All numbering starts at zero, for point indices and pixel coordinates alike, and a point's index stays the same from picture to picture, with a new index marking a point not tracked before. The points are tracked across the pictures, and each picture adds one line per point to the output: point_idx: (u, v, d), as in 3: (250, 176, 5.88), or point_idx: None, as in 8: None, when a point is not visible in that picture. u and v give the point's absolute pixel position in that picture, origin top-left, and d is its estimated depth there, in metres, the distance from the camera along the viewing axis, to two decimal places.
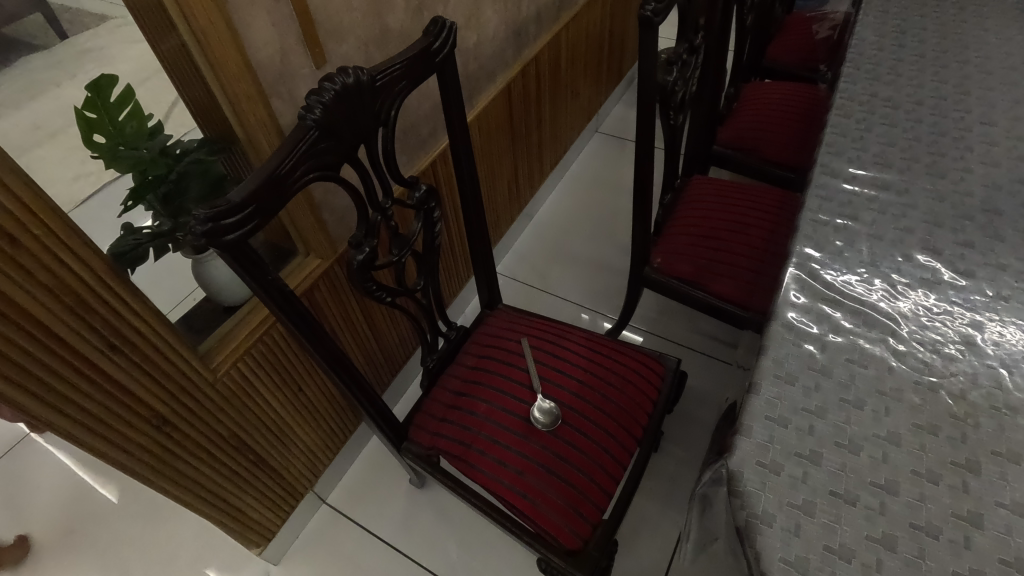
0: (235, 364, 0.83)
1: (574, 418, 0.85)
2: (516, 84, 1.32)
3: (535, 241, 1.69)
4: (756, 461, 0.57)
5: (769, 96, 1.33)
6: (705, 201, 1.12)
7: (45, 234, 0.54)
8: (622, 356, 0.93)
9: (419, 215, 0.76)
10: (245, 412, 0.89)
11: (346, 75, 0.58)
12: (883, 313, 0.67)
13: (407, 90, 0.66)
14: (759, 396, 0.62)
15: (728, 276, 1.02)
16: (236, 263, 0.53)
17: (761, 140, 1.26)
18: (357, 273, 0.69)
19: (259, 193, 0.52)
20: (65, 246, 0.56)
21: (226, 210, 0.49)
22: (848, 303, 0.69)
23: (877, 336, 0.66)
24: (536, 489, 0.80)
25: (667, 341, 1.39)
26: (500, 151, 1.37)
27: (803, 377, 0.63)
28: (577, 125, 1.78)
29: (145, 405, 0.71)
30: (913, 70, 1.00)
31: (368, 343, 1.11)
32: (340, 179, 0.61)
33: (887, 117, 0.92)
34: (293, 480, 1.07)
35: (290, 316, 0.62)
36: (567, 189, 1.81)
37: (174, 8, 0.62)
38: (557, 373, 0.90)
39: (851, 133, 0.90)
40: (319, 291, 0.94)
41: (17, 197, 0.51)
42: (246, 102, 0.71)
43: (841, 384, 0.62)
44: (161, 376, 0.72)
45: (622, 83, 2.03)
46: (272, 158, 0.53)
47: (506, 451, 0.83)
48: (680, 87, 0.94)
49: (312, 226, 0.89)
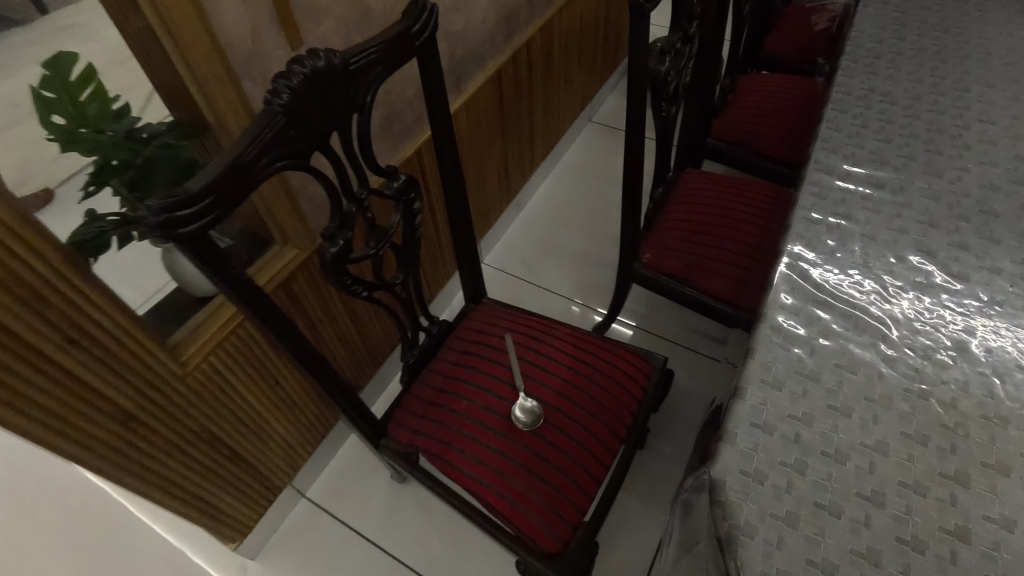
0: (207, 358, 0.80)
1: (557, 417, 0.83)
2: (507, 70, 1.28)
3: (524, 232, 1.66)
4: (740, 469, 0.55)
5: (766, 88, 1.30)
6: (696, 195, 1.10)
7: None
8: (607, 354, 0.91)
9: (398, 206, 0.73)
10: (219, 406, 0.86)
11: (317, 58, 0.54)
12: (874, 316, 0.65)
13: (384, 75, 0.63)
14: (744, 401, 0.60)
15: (718, 274, 1.00)
16: (198, 258, 0.50)
17: (755, 134, 1.23)
18: (331, 267, 0.66)
19: (219, 182, 0.48)
20: (13, 231, 0.53)
21: (182, 200, 0.46)
22: (839, 305, 0.67)
23: (868, 340, 0.64)
24: (516, 490, 0.78)
25: (656, 338, 1.37)
26: (489, 139, 1.34)
27: (789, 383, 0.61)
28: (570, 114, 1.75)
29: (111, 401, 0.68)
30: (912, 64, 0.98)
31: (349, 335, 1.08)
32: (311, 168, 0.58)
33: (885, 112, 0.90)
34: (270, 474, 1.05)
35: (257, 312, 0.59)
36: (560, 179, 1.78)
37: None
38: (541, 371, 0.87)
39: (847, 129, 0.88)
40: (297, 282, 0.91)
41: None
42: (215, 85, 0.68)
43: (829, 391, 0.60)
44: (127, 371, 0.69)
45: (617, 72, 1.99)
46: (235, 146, 0.50)
47: (486, 450, 0.81)
48: (673, 77, 0.90)
49: (289, 216, 0.85)
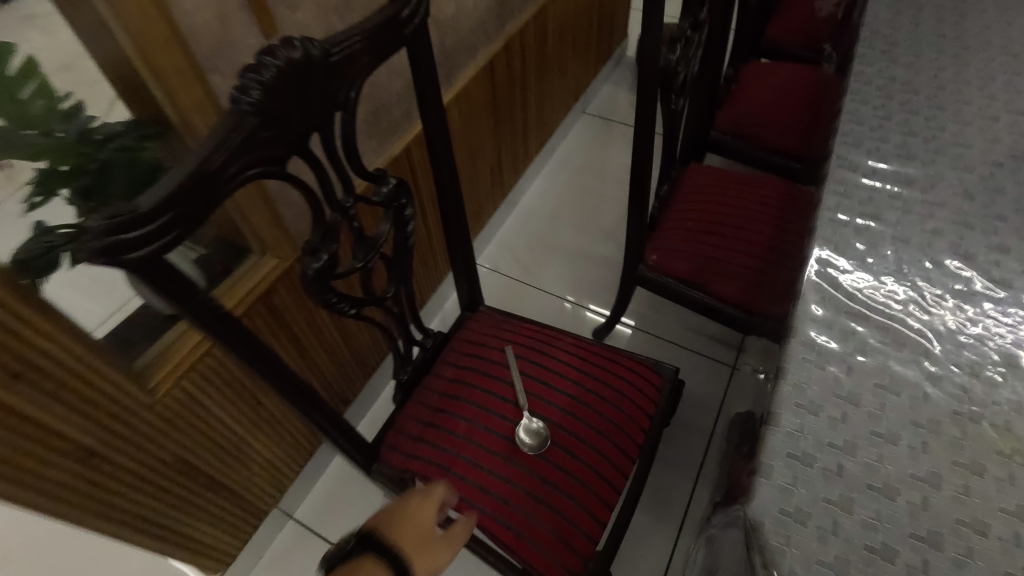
0: (178, 382, 0.73)
1: (564, 438, 0.77)
2: (499, 60, 1.21)
3: (518, 230, 1.59)
4: (780, 508, 0.50)
5: (771, 76, 1.23)
6: (703, 192, 1.04)
7: None
8: (615, 365, 0.84)
9: (388, 213, 0.66)
10: (192, 431, 0.78)
11: (292, 48, 0.46)
12: (913, 329, 0.60)
13: (370, 67, 0.55)
14: (779, 429, 0.54)
15: (730, 277, 0.94)
16: (155, 284, 0.43)
17: (762, 125, 1.17)
18: (314, 284, 0.58)
19: (178, 197, 0.41)
20: None
21: (131, 220, 0.38)
22: (875, 317, 0.61)
23: (909, 356, 0.58)
24: (522, 520, 0.72)
25: (659, 340, 1.31)
26: (481, 134, 1.26)
27: (827, 407, 0.55)
28: (564, 106, 1.67)
29: (67, 437, 0.61)
30: (933, 51, 0.92)
31: (336, 347, 1.01)
32: (287, 175, 0.50)
33: (908, 102, 0.84)
34: (253, 497, 0.97)
35: (229, 339, 0.52)
36: (553, 173, 1.71)
37: None
38: (546, 387, 0.81)
39: (869, 121, 0.82)
40: (277, 294, 0.83)
41: None
42: (178, 82, 0.61)
43: (871, 415, 0.54)
44: (85, 403, 0.62)
45: (611, 61, 1.92)
46: (196, 152, 0.42)
47: (488, 476, 0.74)
48: (682, 67, 0.84)
49: (267, 223, 0.77)
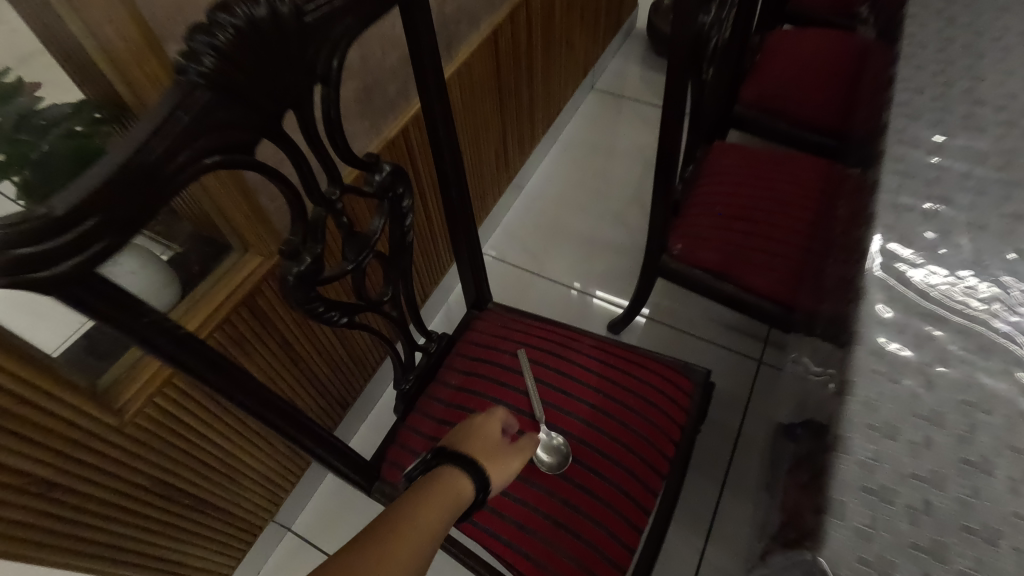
0: (152, 399, 0.64)
1: (586, 454, 0.69)
2: (503, 30, 1.10)
3: (526, 216, 1.49)
4: (857, 557, 0.42)
5: (801, 44, 1.13)
6: (730, 173, 0.95)
7: None
8: (640, 369, 0.76)
9: (383, 206, 0.57)
10: (173, 450, 0.70)
11: (255, 4, 0.37)
12: (1001, 333, 0.51)
13: (357, 30, 0.45)
14: (850, 457, 0.46)
15: (765, 268, 0.85)
16: (88, 306, 0.34)
17: (792, 98, 1.07)
18: (297, 293, 0.49)
19: (106, 196, 0.32)
20: None
21: (39, 229, 0.29)
22: (954, 320, 0.52)
23: (999, 367, 0.49)
24: (542, 548, 0.64)
25: (680, 332, 1.22)
26: (485, 113, 1.16)
27: (905, 429, 0.47)
28: (571, 82, 1.57)
29: (18, 470, 0.53)
30: (995, 8, 0.81)
31: (332, 350, 0.93)
32: (257, 164, 0.41)
33: (972, 67, 0.74)
34: (245, 513, 0.90)
35: (193, 364, 0.43)
36: (561, 154, 1.60)
37: None
38: (565, 396, 0.72)
39: (928, 90, 0.72)
40: (263, 296, 0.74)
41: None
42: (123, 44, 0.51)
43: (960, 440, 0.46)
44: (39, 430, 0.53)
45: (621, 33, 1.80)
46: (132, 137, 0.33)
47: (503, 498, 0.67)
48: (715, 31, 0.74)
49: (247, 216, 0.68)
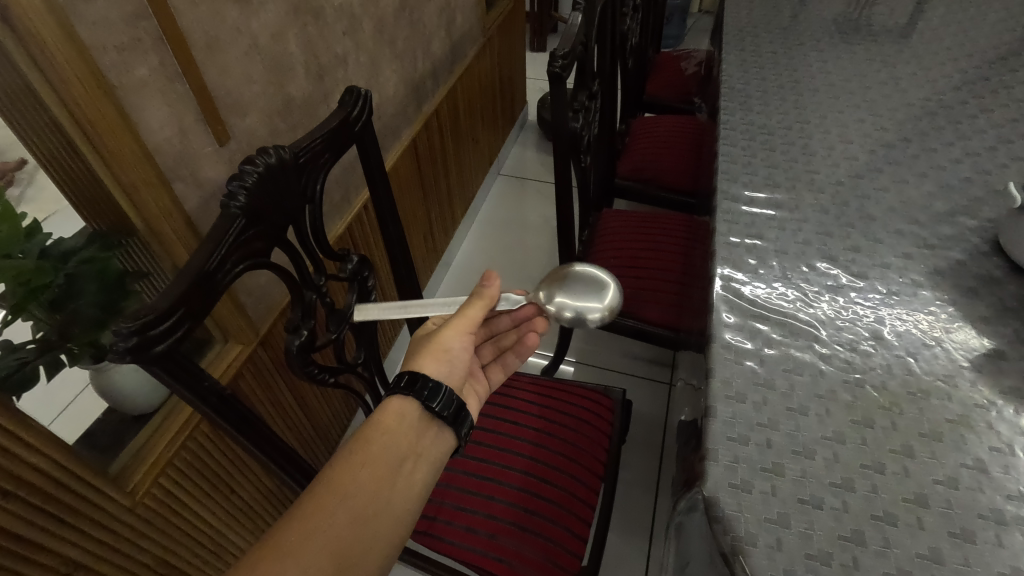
0: (158, 478, 0.74)
1: (539, 469, 0.84)
2: (421, 137, 1.33)
3: (455, 287, 1.67)
4: (729, 483, 0.60)
5: (657, 129, 1.44)
6: (618, 234, 1.19)
7: (13, 444, 0.54)
8: (570, 395, 0.94)
9: (353, 287, 0.72)
10: (175, 530, 0.79)
11: (268, 155, 0.54)
12: (804, 321, 0.74)
13: (330, 162, 0.63)
14: (716, 418, 0.65)
15: (655, 303, 1.07)
16: (169, 374, 0.47)
17: (657, 170, 1.35)
18: (297, 361, 0.63)
19: (187, 293, 0.46)
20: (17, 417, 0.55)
21: (154, 317, 0.43)
22: (773, 316, 0.75)
23: (804, 343, 0.71)
24: (512, 550, 0.77)
25: (601, 369, 1.41)
26: (413, 203, 1.36)
27: (750, 394, 0.67)
28: (480, 169, 1.82)
29: (101, 539, 0.67)
30: (778, 99, 1.15)
31: (299, 424, 1.03)
32: (272, 264, 0.56)
33: (767, 142, 1.04)
34: None
35: (230, 417, 0.55)
36: (479, 232, 1.83)
37: (61, 111, 0.56)
38: (513, 425, 0.89)
39: (740, 160, 1.00)
40: (244, 378, 0.86)
41: (13, 433, 0.54)
42: (154, 208, 0.66)
43: (785, 395, 0.67)
44: (104, 512, 0.66)
45: (516, 124, 2.12)
46: (199, 252, 0.48)
47: (474, 516, 0.80)
48: (585, 131, 0.97)
49: (231, 315, 0.81)
